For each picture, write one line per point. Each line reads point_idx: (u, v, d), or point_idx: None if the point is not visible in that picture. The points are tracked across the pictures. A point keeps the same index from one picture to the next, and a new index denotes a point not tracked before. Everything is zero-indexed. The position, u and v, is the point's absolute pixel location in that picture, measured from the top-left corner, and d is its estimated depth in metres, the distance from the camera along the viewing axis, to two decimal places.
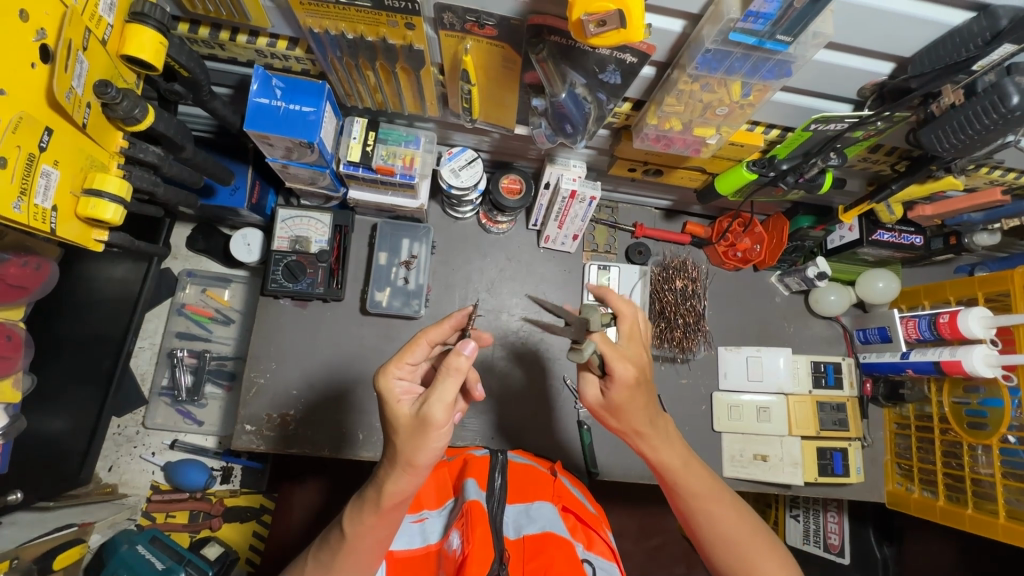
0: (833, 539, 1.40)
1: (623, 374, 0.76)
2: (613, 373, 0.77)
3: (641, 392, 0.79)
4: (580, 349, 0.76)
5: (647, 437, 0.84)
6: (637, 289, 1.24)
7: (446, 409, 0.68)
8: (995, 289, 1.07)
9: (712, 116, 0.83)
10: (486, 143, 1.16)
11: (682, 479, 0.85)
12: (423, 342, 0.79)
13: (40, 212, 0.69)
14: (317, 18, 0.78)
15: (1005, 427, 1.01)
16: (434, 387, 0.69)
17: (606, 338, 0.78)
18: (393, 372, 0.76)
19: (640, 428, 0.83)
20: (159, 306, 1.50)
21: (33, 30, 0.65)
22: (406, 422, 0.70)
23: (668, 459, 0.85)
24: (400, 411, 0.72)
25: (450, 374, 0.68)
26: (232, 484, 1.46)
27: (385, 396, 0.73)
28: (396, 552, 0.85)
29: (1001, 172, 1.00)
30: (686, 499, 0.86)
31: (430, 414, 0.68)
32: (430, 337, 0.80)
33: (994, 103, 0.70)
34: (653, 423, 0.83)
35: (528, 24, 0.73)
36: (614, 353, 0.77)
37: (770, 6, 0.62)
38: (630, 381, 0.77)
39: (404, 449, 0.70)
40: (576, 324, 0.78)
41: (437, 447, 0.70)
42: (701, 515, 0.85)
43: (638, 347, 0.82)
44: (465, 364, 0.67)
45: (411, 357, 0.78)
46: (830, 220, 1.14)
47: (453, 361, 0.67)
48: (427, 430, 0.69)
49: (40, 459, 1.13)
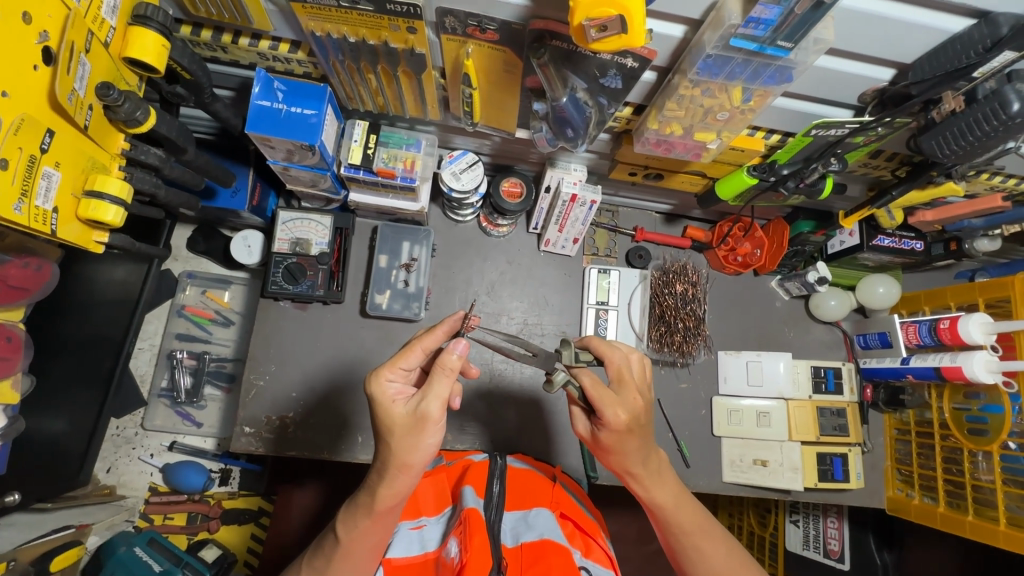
0: (833, 545, 1.40)
1: (616, 420, 0.76)
2: (604, 418, 0.77)
3: (634, 436, 0.78)
4: (552, 380, 0.79)
5: (638, 477, 0.84)
6: (637, 293, 1.26)
7: (442, 405, 0.70)
8: (996, 295, 1.07)
9: (713, 121, 0.84)
10: (487, 146, 1.17)
11: (674, 517, 0.85)
12: (417, 349, 0.78)
13: (41, 213, 0.69)
14: (319, 22, 0.78)
15: (1005, 433, 1.00)
16: (429, 385, 0.70)
17: (596, 380, 0.78)
18: (386, 374, 0.74)
19: (631, 467, 0.83)
20: (159, 307, 1.50)
21: (36, 32, 0.65)
22: (400, 422, 0.71)
23: (659, 498, 0.85)
24: (394, 411, 0.72)
25: (444, 372, 0.69)
26: (230, 486, 1.45)
27: (377, 399, 0.73)
28: (394, 559, 0.83)
29: (1001, 178, 1.00)
30: (678, 536, 0.86)
31: (427, 411, 0.69)
32: (424, 343, 0.78)
33: (994, 110, 0.70)
34: (645, 462, 0.82)
35: (529, 29, 0.73)
36: (606, 398, 0.76)
37: (770, 12, 0.62)
38: (622, 426, 0.77)
39: (397, 449, 0.71)
40: (543, 356, 0.84)
41: (432, 443, 0.72)
42: (693, 554, 0.86)
43: (633, 388, 0.80)
44: (458, 363, 0.69)
45: (405, 362, 0.77)
46: (830, 225, 1.14)
47: (447, 359, 0.69)
48: (424, 426, 0.70)
49: (39, 460, 1.13)
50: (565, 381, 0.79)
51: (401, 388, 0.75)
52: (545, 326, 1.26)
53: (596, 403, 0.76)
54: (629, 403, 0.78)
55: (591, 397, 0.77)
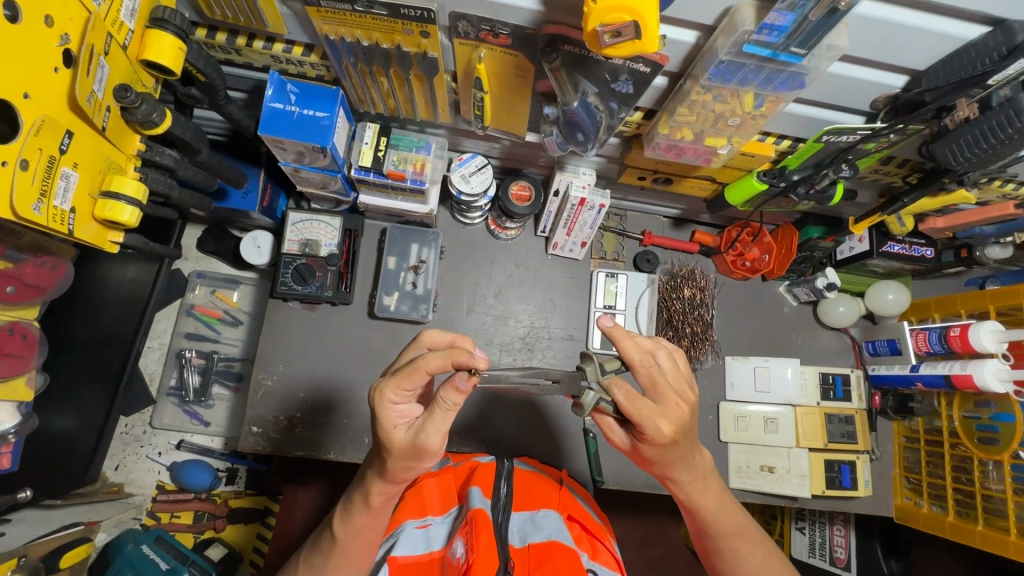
0: (839, 553, 1.38)
1: (660, 432, 0.70)
2: (643, 430, 0.71)
3: (676, 445, 0.73)
4: (581, 403, 0.75)
5: (683, 482, 0.81)
6: (644, 297, 1.24)
7: (441, 436, 0.70)
8: (1007, 303, 1.06)
9: (724, 126, 0.84)
10: (497, 149, 1.17)
11: (715, 521, 0.84)
12: (420, 372, 0.70)
13: (59, 214, 0.70)
14: (334, 26, 0.78)
15: (1016, 442, 0.99)
16: (430, 415, 0.69)
17: (631, 393, 0.70)
18: (389, 396, 0.71)
19: (677, 474, 0.79)
20: (169, 306, 1.51)
21: (58, 35, 0.66)
22: (400, 447, 0.70)
23: (702, 501, 0.82)
24: (395, 437, 0.70)
25: (445, 406, 0.68)
26: (237, 485, 1.47)
27: (380, 420, 0.71)
28: (399, 557, 0.82)
29: (1013, 185, 1.00)
30: (716, 539, 0.86)
31: (427, 442, 0.69)
32: (429, 368, 0.69)
33: (1009, 118, 0.70)
34: (691, 469, 0.79)
35: (542, 33, 0.74)
36: (645, 411, 0.70)
37: (785, 19, 0.62)
38: (667, 439, 0.71)
39: (395, 466, 0.72)
40: (567, 380, 0.77)
41: (428, 465, 0.73)
42: (727, 553, 0.86)
43: (674, 396, 0.72)
44: (459, 398, 0.67)
45: (409, 383, 0.71)
46: (840, 230, 1.12)
47: (448, 395, 0.67)
48: (423, 454, 0.70)
49: (51, 455, 1.15)
50: (595, 401, 0.75)
51: (406, 410, 0.73)
52: (553, 330, 1.26)
53: (633, 417, 0.70)
54: (672, 413, 0.71)
55: (628, 411, 0.71)
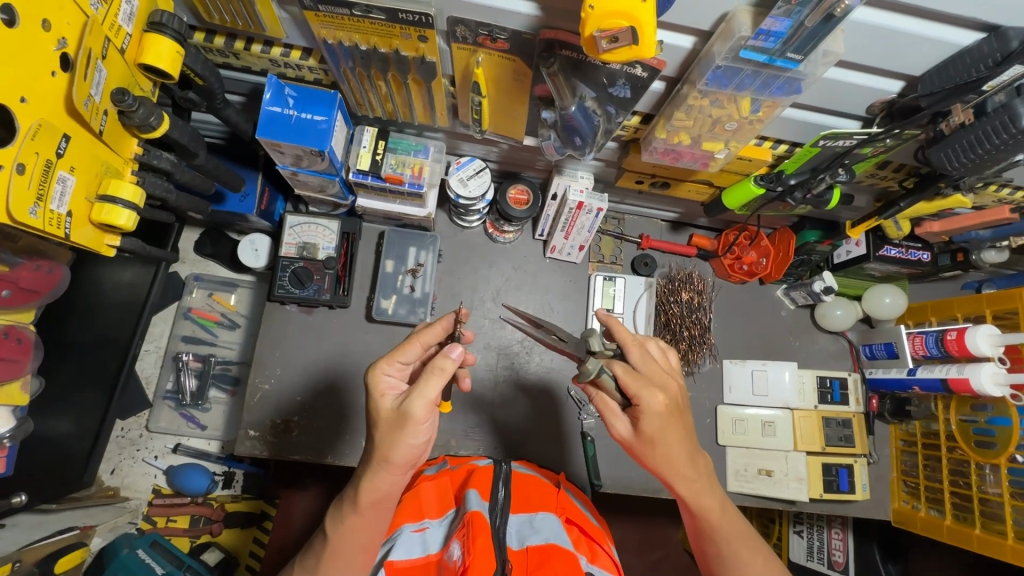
0: (836, 556, 1.38)
1: (655, 405, 0.74)
2: (639, 403, 0.74)
3: (672, 424, 0.76)
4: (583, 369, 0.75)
5: (687, 480, 0.80)
6: (642, 301, 1.25)
7: (427, 406, 0.70)
8: (1003, 307, 1.07)
9: (721, 131, 0.84)
10: (495, 153, 1.18)
11: (717, 523, 0.84)
12: (415, 343, 0.79)
13: (56, 217, 0.70)
14: (332, 30, 0.79)
15: (1012, 446, 1.00)
16: (417, 383, 0.71)
17: (628, 367, 0.75)
18: (384, 367, 0.77)
19: (681, 472, 0.80)
20: (166, 309, 1.51)
21: (55, 39, 0.66)
22: (386, 415, 0.73)
23: (707, 503, 0.82)
24: (382, 404, 0.75)
25: (434, 373, 0.70)
26: (233, 489, 1.46)
27: (371, 389, 0.76)
28: (396, 562, 0.81)
29: (1009, 190, 1.01)
30: (718, 543, 0.85)
31: (411, 410, 0.70)
32: (425, 339, 0.79)
33: (1004, 124, 0.70)
34: (693, 463, 0.79)
35: (539, 38, 0.74)
36: (640, 383, 0.74)
37: (781, 25, 0.63)
38: (662, 412, 0.74)
39: (381, 442, 0.72)
40: (572, 343, 0.85)
41: (413, 444, 0.72)
42: (729, 559, 0.85)
43: (662, 373, 0.78)
44: (450, 366, 0.70)
45: (403, 355, 0.78)
46: (837, 234, 1.14)
47: (440, 362, 0.70)
48: (407, 425, 0.71)
49: (47, 459, 1.14)
50: (597, 369, 0.75)
51: (396, 383, 0.78)
52: None
53: (630, 390, 0.74)
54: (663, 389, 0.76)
55: (625, 384, 0.75)
